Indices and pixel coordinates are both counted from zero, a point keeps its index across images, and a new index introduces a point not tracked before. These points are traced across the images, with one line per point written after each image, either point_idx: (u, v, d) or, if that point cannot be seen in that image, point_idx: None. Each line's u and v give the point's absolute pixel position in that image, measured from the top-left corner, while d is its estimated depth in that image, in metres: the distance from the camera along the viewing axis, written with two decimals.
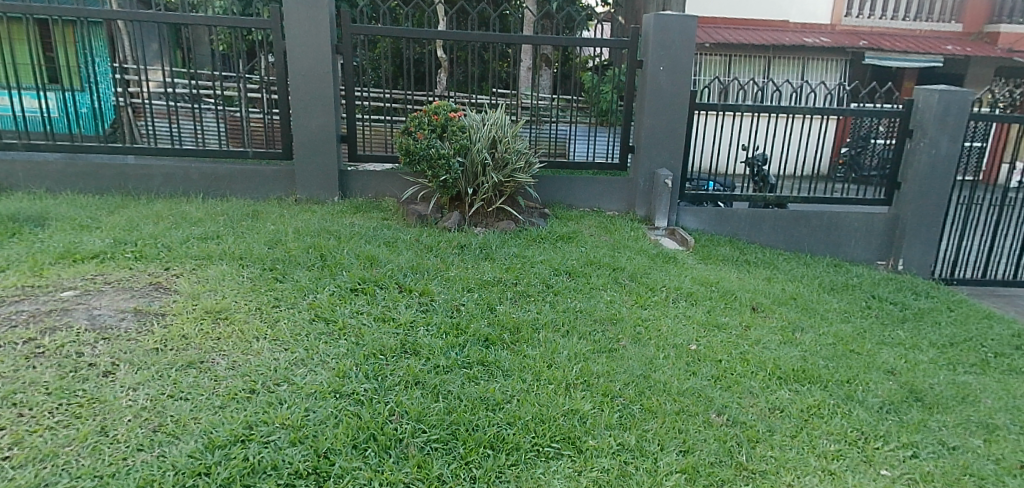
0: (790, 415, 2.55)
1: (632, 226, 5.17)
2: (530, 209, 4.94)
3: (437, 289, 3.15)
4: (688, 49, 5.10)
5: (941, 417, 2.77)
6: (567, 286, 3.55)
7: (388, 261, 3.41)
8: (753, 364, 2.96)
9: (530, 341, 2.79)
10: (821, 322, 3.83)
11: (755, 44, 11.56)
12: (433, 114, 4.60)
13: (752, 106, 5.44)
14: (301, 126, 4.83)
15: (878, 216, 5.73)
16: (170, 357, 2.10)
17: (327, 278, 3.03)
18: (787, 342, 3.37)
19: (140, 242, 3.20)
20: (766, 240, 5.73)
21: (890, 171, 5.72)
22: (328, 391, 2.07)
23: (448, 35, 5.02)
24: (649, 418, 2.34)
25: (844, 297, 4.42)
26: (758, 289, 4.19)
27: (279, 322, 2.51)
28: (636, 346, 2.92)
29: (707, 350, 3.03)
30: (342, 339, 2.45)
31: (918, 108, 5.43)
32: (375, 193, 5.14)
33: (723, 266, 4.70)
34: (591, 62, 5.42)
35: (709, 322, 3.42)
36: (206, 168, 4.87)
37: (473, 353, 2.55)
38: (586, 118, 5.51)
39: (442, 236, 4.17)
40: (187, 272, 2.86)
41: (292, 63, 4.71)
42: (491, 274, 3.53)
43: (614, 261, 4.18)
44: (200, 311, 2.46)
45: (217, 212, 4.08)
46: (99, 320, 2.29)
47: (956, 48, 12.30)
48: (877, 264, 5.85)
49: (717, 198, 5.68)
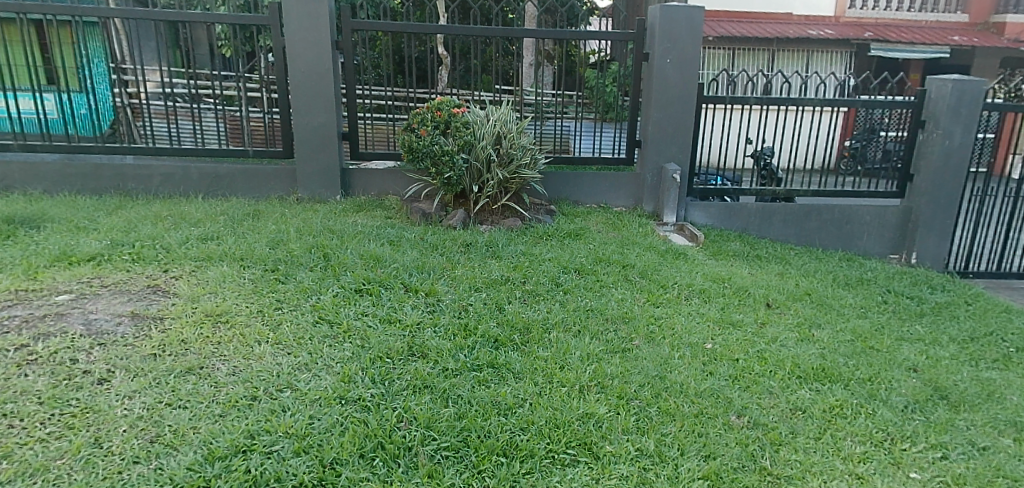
0: (812, 416, 2.46)
1: (640, 222, 5.07)
2: (536, 206, 4.85)
3: (444, 288, 3.06)
4: (696, 41, 4.99)
5: (968, 416, 2.68)
6: (577, 284, 3.46)
7: (393, 260, 3.33)
8: (772, 363, 2.87)
9: (541, 341, 2.70)
10: (838, 318, 3.73)
11: (759, 37, 11.45)
12: (437, 110, 4.48)
13: (761, 99, 5.33)
14: (302, 124, 4.74)
15: (890, 209, 5.62)
16: (168, 363, 2.01)
17: (331, 278, 2.95)
18: (804, 340, 3.27)
19: (138, 243, 3.11)
20: (777, 235, 5.62)
21: (902, 163, 5.60)
22: (333, 398, 1.98)
23: (450, 30, 4.92)
24: (668, 421, 2.25)
25: (860, 292, 4.31)
26: (772, 285, 4.10)
27: (281, 325, 2.42)
28: (649, 346, 2.83)
29: (723, 349, 2.93)
30: (346, 342, 2.37)
31: (931, 99, 5.31)
32: (378, 191, 5.05)
33: (735, 262, 4.61)
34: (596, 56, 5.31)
35: (723, 320, 3.33)
36: (206, 168, 4.78)
37: (482, 355, 2.47)
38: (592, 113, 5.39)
39: (448, 234, 4.08)
40: (187, 274, 2.77)
41: (291, 60, 4.62)
42: (498, 273, 3.44)
43: (623, 258, 4.09)
44: (200, 314, 2.37)
45: (218, 212, 3.99)
46: (95, 325, 2.21)
47: (962, 38, 12.19)
48: (890, 258, 5.74)
49: (726, 192, 5.57)
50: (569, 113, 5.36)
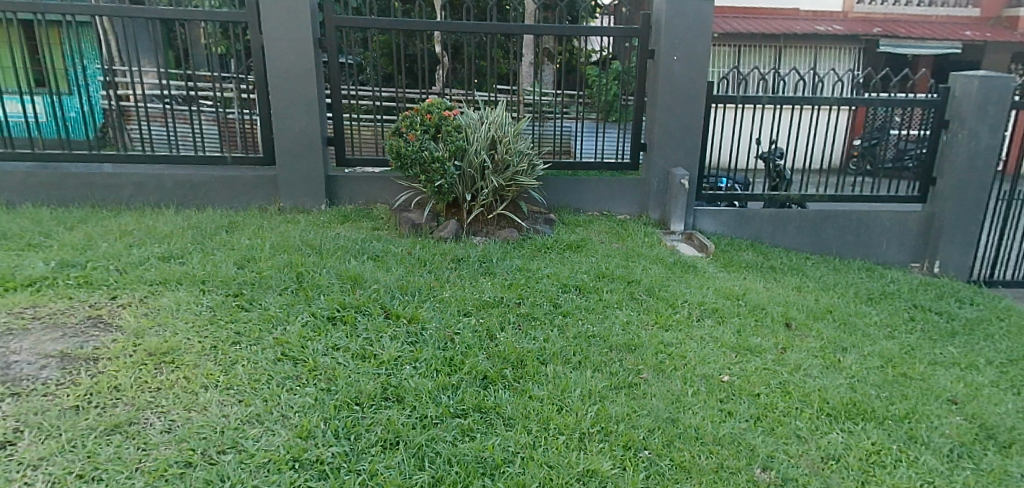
0: (848, 467, 2.15)
1: (645, 231, 4.75)
2: (534, 215, 4.53)
3: (430, 314, 2.75)
4: (703, 37, 4.66)
5: (1022, 461, 2.35)
6: (578, 305, 3.14)
7: (375, 281, 3.01)
8: (797, 399, 2.55)
9: (538, 377, 2.38)
10: (864, 339, 3.40)
11: (765, 33, 11.13)
12: (426, 113, 4.17)
13: (773, 98, 4.98)
14: (283, 128, 4.43)
15: (912, 215, 5.27)
16: (91, 419, 1.73)
17: (301, 304, 2.63)
18: (830, 368, 2.95)
19: (89, 264, 2.79)
20: (791, 243, 5.29)
21: (924, 165, 5.25)
22: (285, 461, 1.70)
23: (444, 26, 4.60)
24: (683, 479, 1.95)
25: (884, 308, 3.94)
26: (789, 301, 3.78)
27: (236, 365, 2.10)
28: (659, 381, 2.51)
29: (742, 382, 2.61)
30: (310, 385, 2.06)
31: (954, 97, 4.96)
32: (365, 200, 4.74)
33: (748, 275, 4.28)
34: (598, 56, 4.98)
35: (740, 346, 3.00)
36: (181, 176, 4.46)
37: (469, 397, 2.15)
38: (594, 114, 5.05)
39: (438, 248, 3.77)
40: (136, 301, 2.44)
41: (270, 60, 4.31)
42: (492, 293, 3.12)
43: (628, 273, 3.77)
44: (141, 354, 2.05)
45: (189, 224, 3.70)
46: (14, 370, 1.90)
47: (974, 34, 11.85)
48: (911, 267, 5.40)
49: (736, 198, 5.23)
50: (569, 113, 5.01)
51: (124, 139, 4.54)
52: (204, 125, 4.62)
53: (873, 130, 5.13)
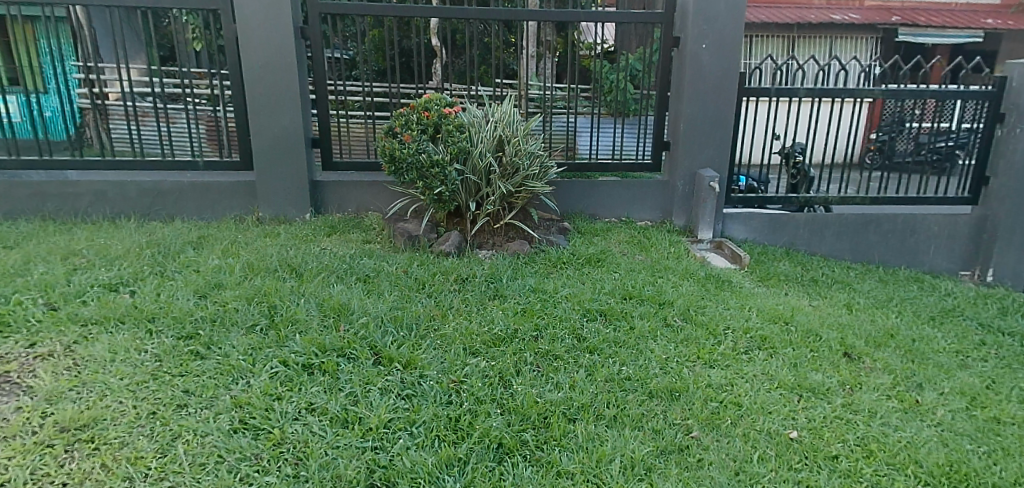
0: None
1: (670, 239, 4.25)
2: (546, 223, 4.04)
3: (429, 356, 2.26)
4: (735, 24, 4.16)
5: None
6: (605, 337, 2.64)
7: (363, 311, 2.52)
8: (884, 462, 2.06)
9: (565, 442, 1.89)
10: (938, 370, 2.91)
11: (778, 22, 10.61)
12: (424, 110, 3.66)
13: (812, 90, 4.47)
14: (261, 128, 3.93)
15: (962, 218, 4.80)
16: None
17: (271, 347, 2.13)
18: (911, 413, 2.45)
19: (13, 298, 2.30)
20: (829, 250, 4.79)
21: (977, 162, 4.75)
22: None
23: (444, 13, 4.09)
24: None
25: (950, 330, 3.44)
26: (843, 324, 3.29)
27: (174, 442, 1.62)
28: (715, 442, 2.02)
29: (814, 440, 2.12)
30: (272, 471, 1.58)
31: (1013, 88, 4.46)
32: (356, 207, 4.25)
33: (790, 290, 3.79)
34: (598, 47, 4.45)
35: (800, 385, 2.51)
36: (146, 183, 3.95)
37: (481, 479, 1.66)
38: (610, 109, 4.54)
39: (439, 265, 3.28)
40: (60, 350, 1.96)
41: (247, 51, 3.80)
42: (503, 325, 2.62)
43: (657, 293, 3.27)
44: (49, 433, 1.59)
45: (150, 243, 3.22)
46: None
47: (997, 23, 11.31)
48: (961, 276, 4.94)
49: (768, 201, 4.73)
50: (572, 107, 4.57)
51: (86, 143, 4.04)
52: (176, 126, 4.11)
53: (920, 123, 4.59)
